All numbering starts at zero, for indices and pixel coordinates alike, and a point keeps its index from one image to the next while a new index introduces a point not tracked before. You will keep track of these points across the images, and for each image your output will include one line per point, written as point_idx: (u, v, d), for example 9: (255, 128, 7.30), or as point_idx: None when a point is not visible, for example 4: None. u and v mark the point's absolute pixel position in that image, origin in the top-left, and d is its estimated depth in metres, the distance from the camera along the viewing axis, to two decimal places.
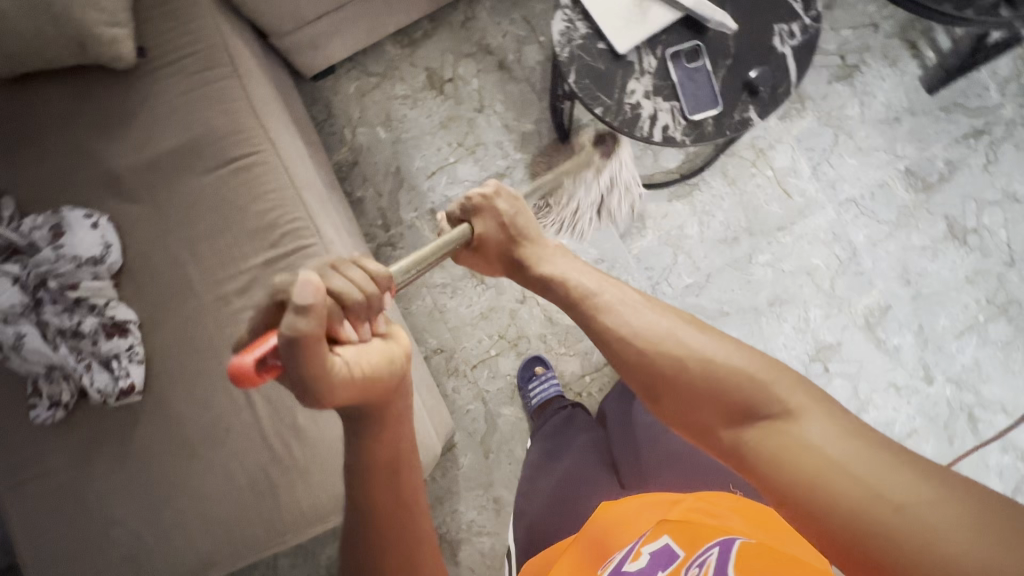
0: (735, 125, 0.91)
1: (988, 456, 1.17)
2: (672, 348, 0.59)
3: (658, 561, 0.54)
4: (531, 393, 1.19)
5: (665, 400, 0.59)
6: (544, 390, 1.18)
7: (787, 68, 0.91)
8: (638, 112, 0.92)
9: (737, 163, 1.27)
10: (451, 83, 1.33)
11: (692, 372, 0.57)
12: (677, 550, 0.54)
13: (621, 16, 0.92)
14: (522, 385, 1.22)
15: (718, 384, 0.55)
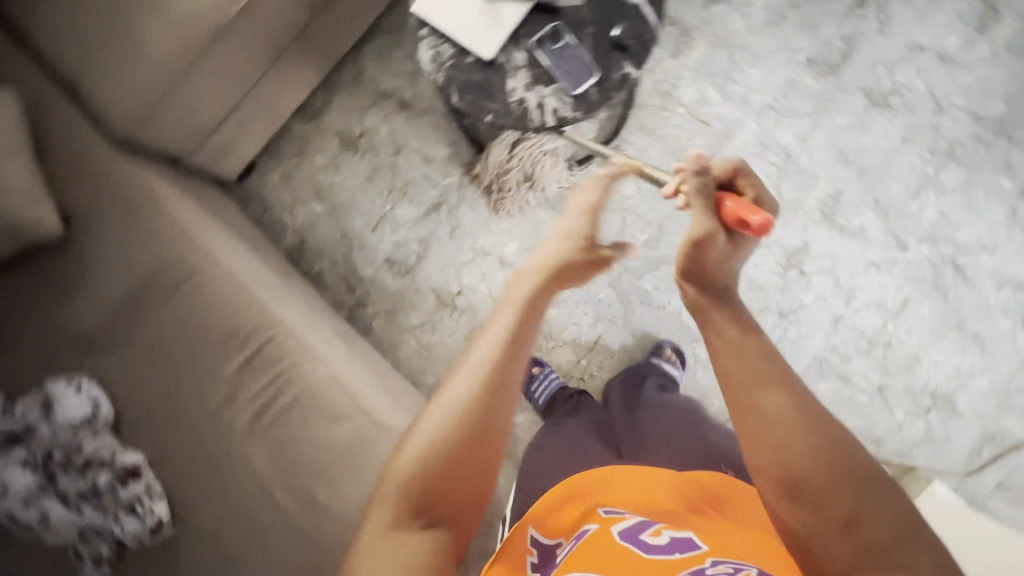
0: (617, 84, 0.94)
1: (983, 297, 1.18)
2: (837, 454, 0.46)
3: (677, 544, 0.57)
4: (536, 394, 1.21)
5: (808, 497, 0.46)
6: (547, 387, 1.20)
7: (646, 17, 0.94)
8: (526, 106, 0.96)
9: (649, 112, 1.29)
10: (363, 137, 1.37)
11: (838, 502, 0.45)
12: (699, 544, 0.56)
13: (478, 26, 0.95)
14: (525, 389, 1.23)
15: (861, 518, 0.44)
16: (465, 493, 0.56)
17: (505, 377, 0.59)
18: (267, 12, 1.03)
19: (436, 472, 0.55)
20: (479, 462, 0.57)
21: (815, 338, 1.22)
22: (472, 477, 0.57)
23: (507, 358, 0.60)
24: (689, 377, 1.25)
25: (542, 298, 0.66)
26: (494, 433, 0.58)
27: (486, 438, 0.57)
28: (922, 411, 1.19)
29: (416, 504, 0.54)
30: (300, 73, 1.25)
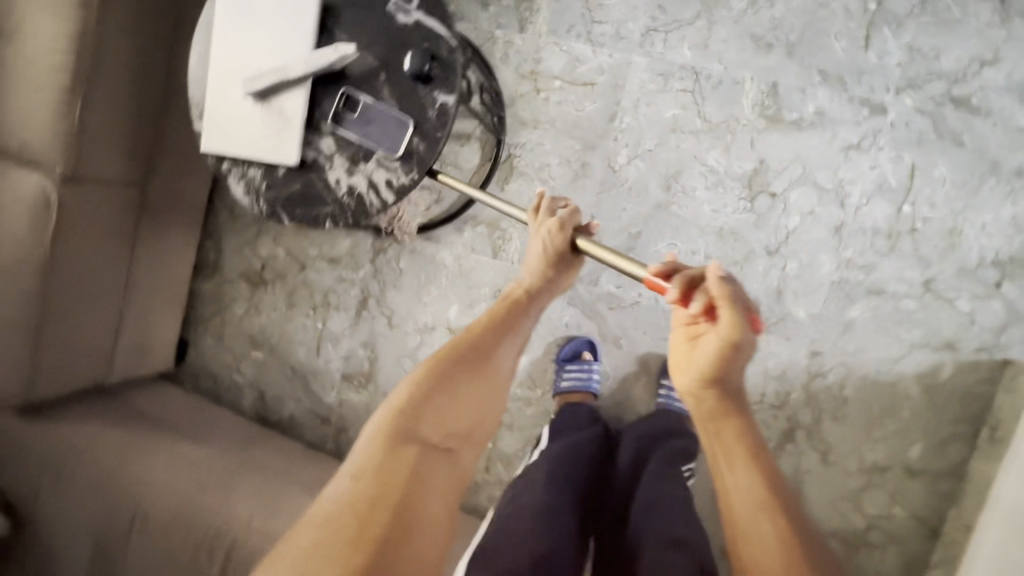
0: (438, 121, 0.78)
1: (1009, 121, 0.91)
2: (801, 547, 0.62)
3: None
4: (564, 374, 1.08)
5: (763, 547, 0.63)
6: (579, 379, 1.06)
7: (433, 29, 0.77)
8: (358, 192, 0.82)
9: (523, 101, 1.10)
10: (266, 267, 1.27)
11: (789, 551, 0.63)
12: None
13: (271, 135, 0.82)
14: (560, 359, 1.10)
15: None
16: (456, 430, 0.77)
17: (491, 351, 0.84)
18: (83, 216, 0.96)
19: (441, 401, 0.76)
20: (470, 413, 0.80)
21: (822, 260, 0.99)
22: (463, 421, 0.78)
23: (494, 338, 0.85)
24: None
25: (538, 295, 0.90)
26: (479, 389, 0.81)
27: (477, 392, 0.81)
28: (991, 287, 0.94)
29: (422, 419, 0.73)
30: (172, 244, 1.17)
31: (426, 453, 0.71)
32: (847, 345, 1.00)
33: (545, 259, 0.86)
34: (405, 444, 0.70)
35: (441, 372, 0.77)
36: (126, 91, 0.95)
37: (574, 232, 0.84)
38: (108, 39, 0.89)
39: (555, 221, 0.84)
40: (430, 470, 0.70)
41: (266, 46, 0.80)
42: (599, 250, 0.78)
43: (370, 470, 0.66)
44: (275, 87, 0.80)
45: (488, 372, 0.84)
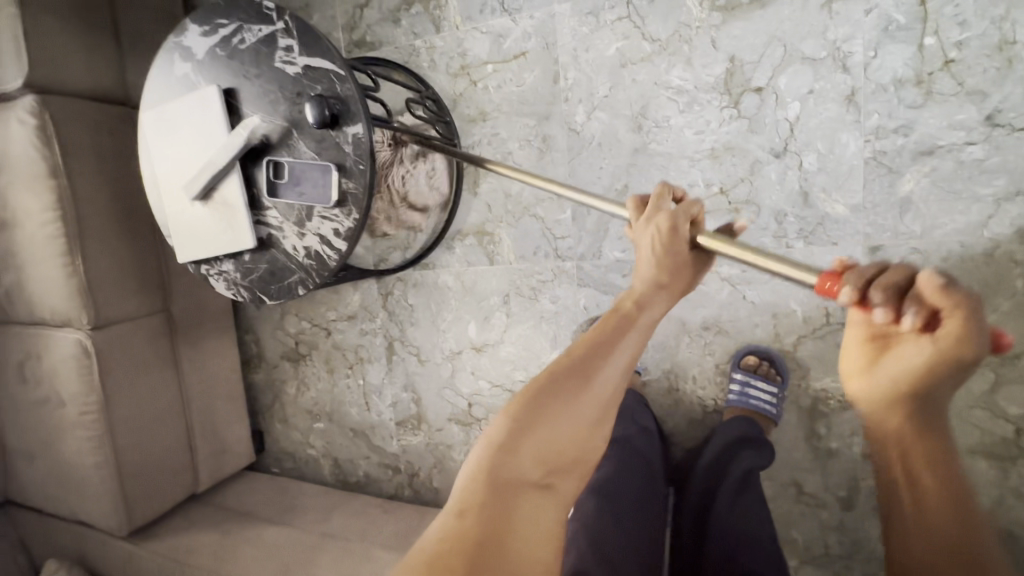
0: (358, 154, 0.75)
1: None
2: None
3: None
4: None
5: None
6: None
7: (321, 67, 0.75)
8: (314, 250, 0.81)
9: (465, 98, 1.05)
10: (299, 343, 1.32)
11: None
12: None
13: (224, 228, 0.84)
14: None
15: None
16: (568, 464, 0.56)
17: (614, 354, 0.60)
18: (120, 354, 1.05)
19: (549, 426, 0.56)
20: (588, 437, 0.57)
21: (844, 139, 0.83)
22: (580, 451, 0.57)
23: (612, 335, 0.60)
24: (742, 304, 0.92)
25: (649, 300, 0.63)
26: (597, 412, 0.58)
27: (595, 410, 0.58)
28: None
29: (527, 450, 0.55)
30: (212, 350, 1.26)
31: (526, 496, 0.54)
32: (912, 226, 0.81)
33: (660, 261, 0.63)
34: (506, 483, 0.54)
35: (547, 391, 0.57)
36: (115, 234, 1.03)
37: (688, 228, 0.63)
38: (82, 196, 0.98)
39: (665, 217, 0.63)
40: (528, 518, 0.53)
41: (195, 146, 0.83)
42: (718, 245, 0.60)
43: (469, 507, 0.53)
44: (214, 180, 0.82)
45: (612, 383, 0.58)
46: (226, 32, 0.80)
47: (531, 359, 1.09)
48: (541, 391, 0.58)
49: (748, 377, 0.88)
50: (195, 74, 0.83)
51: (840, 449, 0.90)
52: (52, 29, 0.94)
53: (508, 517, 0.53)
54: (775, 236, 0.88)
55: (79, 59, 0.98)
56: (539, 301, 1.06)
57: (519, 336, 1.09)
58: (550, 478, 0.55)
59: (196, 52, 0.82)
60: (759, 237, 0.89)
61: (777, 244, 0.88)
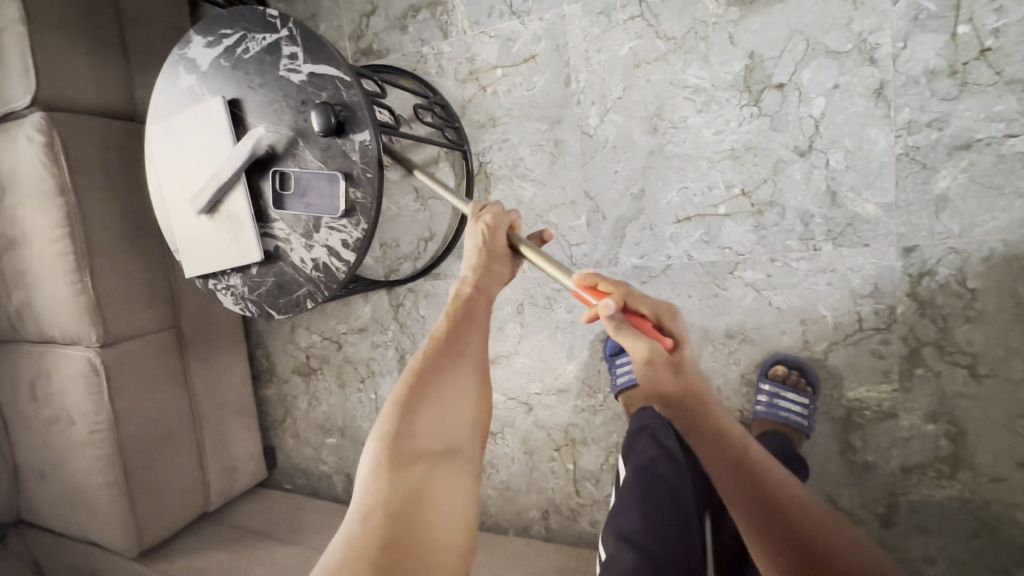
0: (364, 162, 0.73)
1: None
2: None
3: None
4: (619, 372, 0.96)
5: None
6: (635, 371, 0.94)
7: (325, 73, 0.73)
8: (323, 262, 0.79)
9: (474, 104, 1.02)
10: (309, 357, 1.30)
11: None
12: None
13: (231, 242, 0.83)
14: (610, 357, 0.98)
15: None
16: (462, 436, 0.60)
17: (469, 330, 0.65)
18: (130, 371, 1.04)
19: (433, 405, 0.60)
20: (474, 405, 0.62)
21: (874, 135, 0.79)
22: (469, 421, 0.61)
23: (465, 313, 0.65)
24: (768, 310, 0.88)
25: (490, 283, 0.68)
26: (476, 382, 0.63)
27: (473, 379, 0.63)
28: None
29: (418, 431, 0.58)
30: (222, 365, 1.24)
31: (428, 470, 0.56)
32: (950, 225, 0.77)
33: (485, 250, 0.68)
34: (406, 467, 0.56)
35: (424, 373, 0.61)
36: (123, 250, 1.02)
37: (507, 231, 0.69)
38: (91, 213, 0.97)
39: (488, 217, 0.69)
40: (440, 495, 0.56)
41: (199, 159, 0.82)
42: (535, 258, 0.67)
43: (379, 501, 0.54)
44: (219, 194, 0.80)
45: (477, 352, 0.65)
46: (229, 42, 0.79)
47: (547, 370, 1.05)
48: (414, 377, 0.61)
49: (776, 390, 0.84)
50: (199, 86, 0.81)
51: (878, 462, 0.85)
52: (60, 46, 0.94)
53: (416, 497, 0.55)
54: (801, 238, 0.84)
55: (86, 76, 0.97)
56: (553, 310, 1.03)
57: (534, 346, 1.06)
58: (447, 449, 0.59)
59: (199, 63, 0.81)
60: (785, 240, 0.85)
61: (803, 246, 0.84)
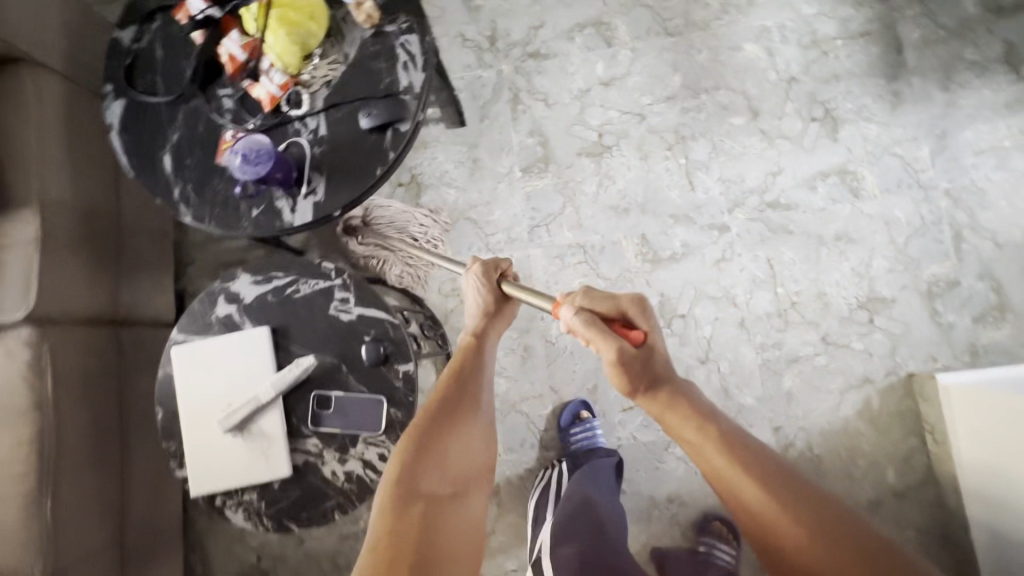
0: (406, 387, 0.88)
1: (813, 206, 1.21)
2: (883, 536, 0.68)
3: None
4: (576, 438, 1.14)
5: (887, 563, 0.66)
6: (590, 437, 1.14)
7: (375, 316, 0.90)
8: (357, 473, 0.88)
9: (455, 313, 1.25)
10: (261, 556, 1.22)
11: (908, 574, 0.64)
12: None
13: (256, 458, 0.87)
14: (565, 431, 1.17)
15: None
16: (468, 478, 0.80)
17: (469, 385, 0.83)
18: None
19: (435, 458, 0.76)
20: (473, 455, 0.80)
21: (743, 351, 1.18)
22: (473, 465, 0.80)
23: (477, 363, 0.85)
24: (695, 477, 1.16)
25: (487, 334, 0.87)
26: (476, 440, 0.81)
27: (472, 431, 0.81)
28: (868, 325, 1.17)
29: (421, 481, 0.75)
30: None
31: (432, 511, 0.74)
32: (796, 411, 1.16)
33: (484, 306, 0.86)
34: (415, 497, 0.73)
35: (429, 428, 0.78)
36: (88, 463, 0.96)
37: (499, 273, 0.87)
38: (67, 426, 0.92)
39: (482, 262, 0.86)
40: (448, 524, 0.75)
41: (229, 378, 0.89)
42: (519, 294, 0.84)
43: (381, 544, 0.70)
44: (252, 414, 0.87)
45: (474, 404, 0.82)
46: (280, 282, 0.92)
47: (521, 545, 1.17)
48: (416, 439, 0.77)
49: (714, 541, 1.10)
50: (240, 315, 0.92)
51: None
52: (66, 261, 0.96)
53: (422, 530, 0.72)
54: None
55: (85, 288, 0.99)
56: (528, 489, 1.19)
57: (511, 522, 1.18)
58: (454, 491, 0.77)
59: (243, 296, 0.92)
60: None
61: None
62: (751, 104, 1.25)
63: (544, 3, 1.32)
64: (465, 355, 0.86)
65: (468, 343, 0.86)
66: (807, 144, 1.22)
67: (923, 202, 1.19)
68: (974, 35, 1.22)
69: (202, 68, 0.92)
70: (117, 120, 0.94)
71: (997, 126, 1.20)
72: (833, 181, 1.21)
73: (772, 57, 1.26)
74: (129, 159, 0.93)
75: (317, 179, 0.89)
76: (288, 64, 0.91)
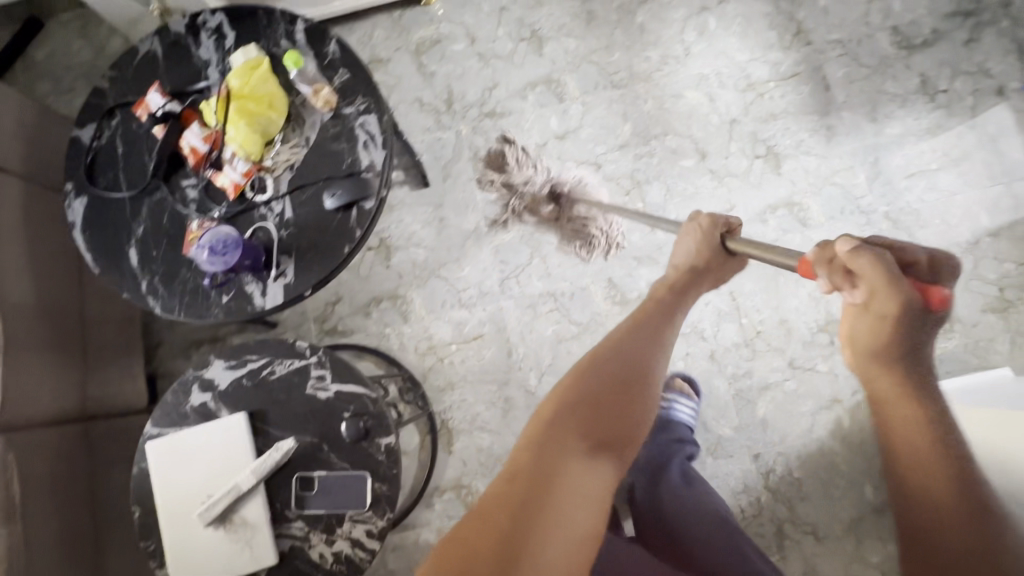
0: (388, 460, 0.88)
1: (766, 238, 1.27)
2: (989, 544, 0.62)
3: None
4: None
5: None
6: None
7: (352, 390, 0.90)
8: (344, 554, 0.87)
9: (433, 371, 1.26)
10: None
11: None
12: None
13: (240, 549, 0.86)
14: None
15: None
16: (621, 438, 0.76)
17: (662, 325, 0.88)
18: None
19: (602, 401, 0.76)
20: (633, 413, 0.78)
21: (717, 383, 1.22)
22: (630, 428, 0.77)
23: (670, 310, 0.90)
24: None
25: (692, 284, 0.92)
26: (649, 393, 0.79)
27: (649, 384, 0.80)
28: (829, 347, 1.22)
29: (578, 422, 0.74)
30: None
31: (571, 459, 0.71)
32: (773, 437, 1.19)
33: (693, 260, 0.91)
34: (560, 442, 0.72)
35: (608, 363, 0.81)
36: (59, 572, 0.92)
37: (722, 230, 0.89)
38: (35, 535, 0.89)
39: (706, 218, 0.91)
40: (583, 474, 0.71)
41: (207, 467, 0.88)
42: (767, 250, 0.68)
43: (514, 483, 0.69)
44: (233, 504, 0.86)
45: (661, 348, 0.85)
46: (254, 365, 0.92)
47: None
48: (599, 368, 0.81)
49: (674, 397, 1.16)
50: (216, 403, 0.91)
51: None
52: (30, 364, 0.94)
53: (557, 477, 0.69)
54: None
55: (49, 389, 0.97)
56: None
57: None
58: (597, 449, 0.73)
59: (218, 382, 0.92)
60: None
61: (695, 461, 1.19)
62: (699, 146, 1.32)
63: (495, 65, 1.39)
64: (660, 299, 0.92)
65: (671, 289, 0.92)
66: (754, 180, 1.30)
67: (866, 226, 1.27)
68: (892, 70, 1.33)
69: (164, 162, 0.94)
70: (80, 218, 0.94)
71: (923, 151, 1.29)
72: (782, 213, 1.28)
73: (713, 102, 1.34)
74: (94, 256, 0.93)
75: (286, 262, 0.91)
76: (250, 152, 0.93)
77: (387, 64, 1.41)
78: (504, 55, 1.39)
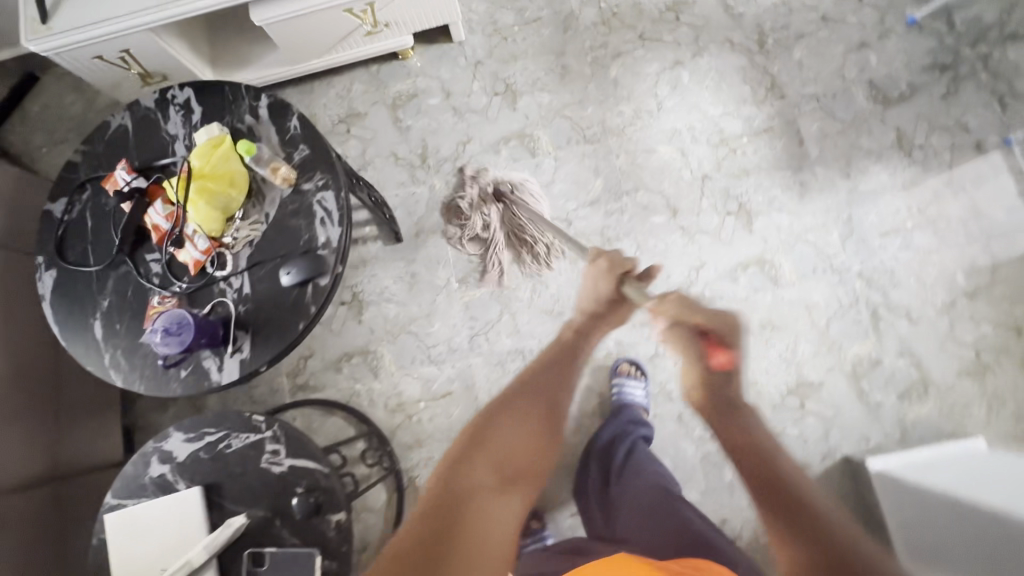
0: (339, 536, 0.89)
1: (736, 296, 1.26)
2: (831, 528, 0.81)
3: None
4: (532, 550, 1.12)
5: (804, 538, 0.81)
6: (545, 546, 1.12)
7: (306, 465, 0.92)
8: None
9: (402, 427, 1.27)
10: None
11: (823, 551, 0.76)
12: None
13: None
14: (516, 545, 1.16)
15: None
16: (523, 470, 0.87)
17: (554, 368, 1.10)
18: None
19: (489, 450, 0.87)
20: (532, 448, 0.91)
21: (684, 446, 1.21)
22: (528, 462, 0.89)
23: (573, 345, 1.15)
24: None
25: (585, 331, 1.17)
26: (537, 424, 0.94)
27: (541, 425, 0.95)
28: (800, 409, 1.20)
29: (478, 467, 0.84)
30: None
31: (478, 495, 0.79)
32: (740, 502, 1.18)
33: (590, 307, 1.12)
34: (463, 488, 0.80)
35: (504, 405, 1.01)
36: None
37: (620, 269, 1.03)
38: None
39: (605, 258, 1.04)
40: (492, 509, 0.78)
41: (161, 540, 0.89)
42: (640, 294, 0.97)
43: (432, 519, 0.76)
44: None
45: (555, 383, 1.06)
46: (212, 438, 0.94)
47: None
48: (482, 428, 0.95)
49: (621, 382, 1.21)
50: (174, 475, 0.93)
51: None
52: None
53: (467, 515, 0.75)
54: None
55: (19, 454, 1.00)
56: None
57: None
58: (501, 486, 0.81)
59: (176, 454, 0.94)
60: None
61: None
62: (670, 202, 1.32)
63: (469, 120, 1.41)
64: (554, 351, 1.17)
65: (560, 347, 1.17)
66: (725, 237, 1.29)
67: (838, 284, 1.25)
68: (868, 125, 1.32)
69: (130, 237, 0.97)
70: (48, 289, 0.97)
71: (898, 208, 1.27)
72: (753, 271, 1.27)
73: (685, 157, 1.34)
74: (60, 329, 0.95)
75: (243, 337, 0.92)
76: (211, 229, 0.96)
77: (364, 118, 1.43)
78: (478, 109, 1.41)
